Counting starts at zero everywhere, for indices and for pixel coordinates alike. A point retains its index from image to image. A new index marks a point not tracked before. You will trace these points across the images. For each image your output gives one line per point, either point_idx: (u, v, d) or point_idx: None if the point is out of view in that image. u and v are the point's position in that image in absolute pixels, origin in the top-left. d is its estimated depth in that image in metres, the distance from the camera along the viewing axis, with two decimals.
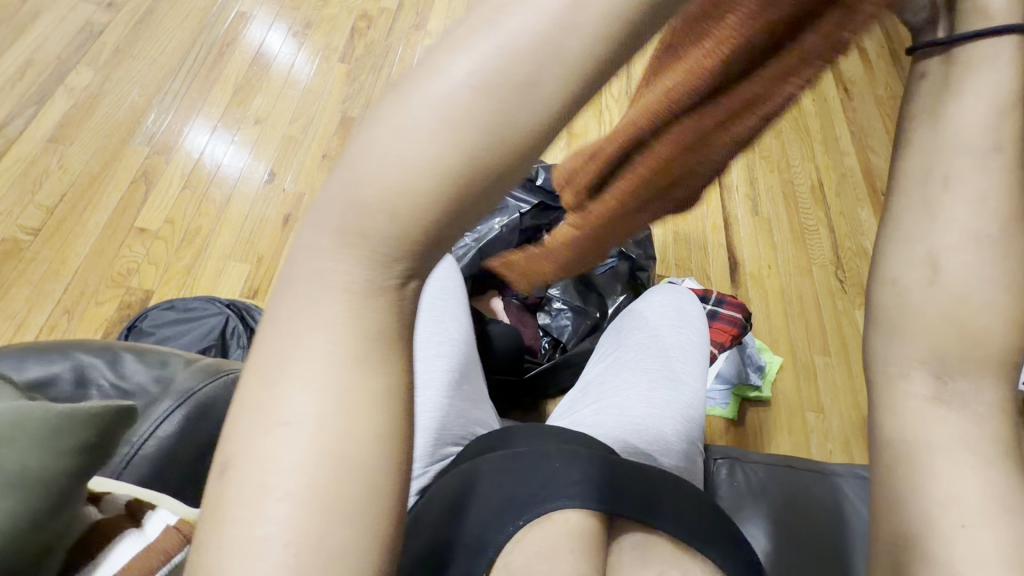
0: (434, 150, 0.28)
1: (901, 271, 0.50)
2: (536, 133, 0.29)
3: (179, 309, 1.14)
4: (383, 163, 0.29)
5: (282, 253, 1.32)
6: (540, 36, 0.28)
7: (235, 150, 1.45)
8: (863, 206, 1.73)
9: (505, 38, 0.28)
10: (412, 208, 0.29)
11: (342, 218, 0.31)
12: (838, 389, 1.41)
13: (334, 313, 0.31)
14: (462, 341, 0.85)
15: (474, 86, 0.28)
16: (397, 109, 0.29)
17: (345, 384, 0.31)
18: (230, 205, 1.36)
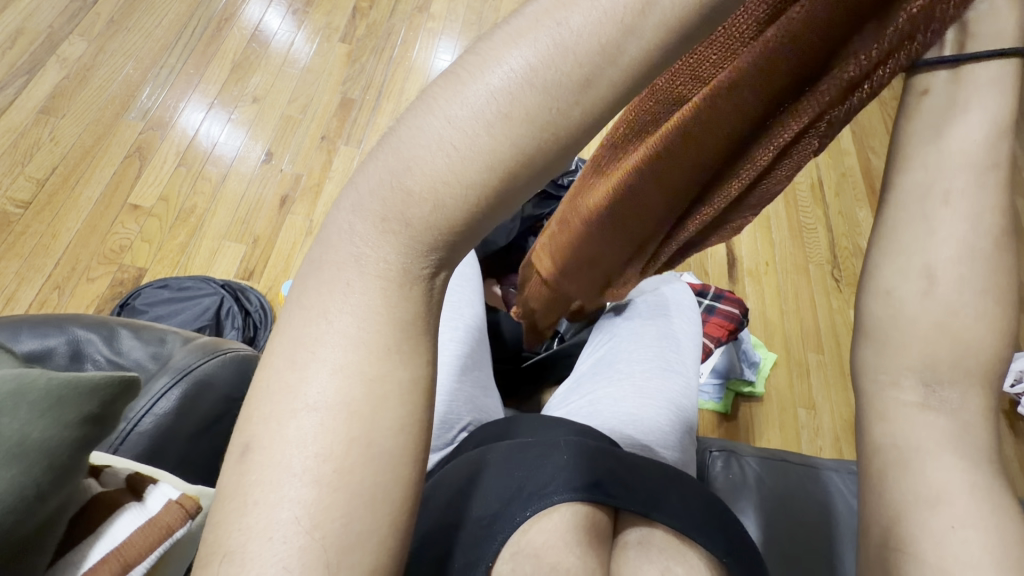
0: (475, 147, 0.31)
1: (897, 281, 0.49)
2: (568, 139, 0.32)
3: (174, 288, 1.12)
4: (430, 155, 0.32)
5: (278, 235, 1.30)
6: (576, 49, 0.30)
7: (232, 128, 1.42)
8: (861, 206, 1.74)
9: (544, 49, 0.31)
10: (454, 201, 0.32)
11: (385, 203, 0.33)
12: (830, 387, 1.42)
13: (368, 299, 0.33)
14: (475, 328, 0.84)
15: (516, 91, 0.31)
16: (445, 102, 0.32)
17: (375, 373, 0.32)
18: (226, 184, 1.34)
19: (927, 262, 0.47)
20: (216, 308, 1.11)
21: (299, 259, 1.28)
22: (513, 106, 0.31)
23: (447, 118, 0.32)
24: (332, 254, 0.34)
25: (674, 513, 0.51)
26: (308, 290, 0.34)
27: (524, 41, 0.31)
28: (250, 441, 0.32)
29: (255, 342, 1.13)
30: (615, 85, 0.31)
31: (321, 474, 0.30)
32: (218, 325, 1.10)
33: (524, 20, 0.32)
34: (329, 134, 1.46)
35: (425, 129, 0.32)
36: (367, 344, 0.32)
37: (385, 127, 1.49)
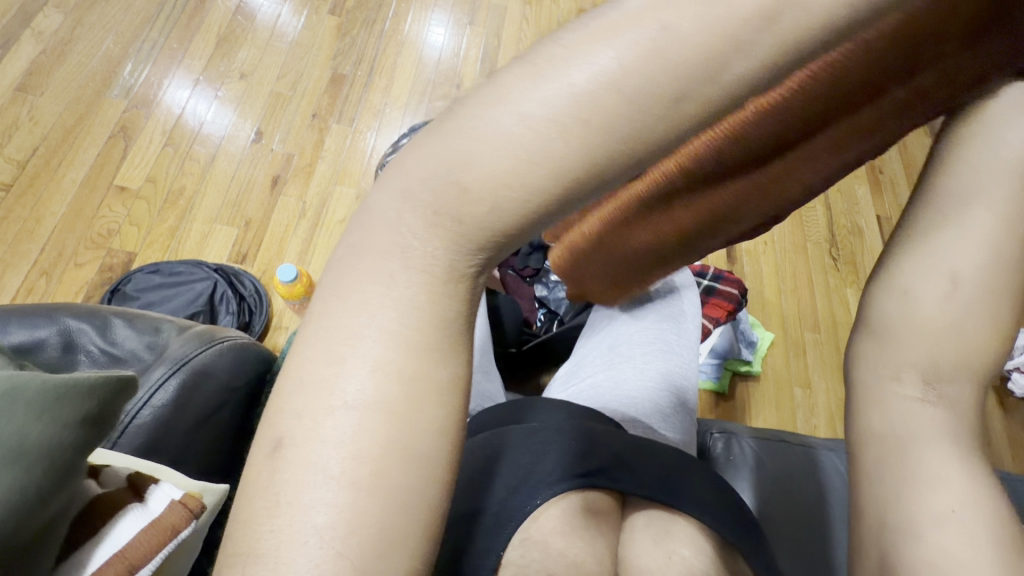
0: (545, 148, 0.29)
1: (920, 282, 0.48)
2: (645, 151, 0.29)
3: (165, 273, 1.10)
4: (489, 151, 0.29)
5: (271, 217, 1.27)
6: (669, 54, 0.28)
7: (220, 105, 1.37)
8: (860, 184, 1.73)
9: (632, 52, 0.28)
10: (510, 207, 0.30)
11: (437, 196, 0.31)
12: (826, 366, 1.43)
13: (409, 296, 0.32)
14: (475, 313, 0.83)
15: (597, 92, 0.28)
16: (517, 95, 0.29)
17: (410, 370, 0.31)
18: (215, 165, 1.30)
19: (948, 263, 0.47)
20: (209, 292, 1.09)
21: (292, 242, 1.25)
22: (592, 112, 0.28)
23: (520, 115, 0.29)
24: (376, 242, 0.32)
25: (680, 498, 0.51)
26: (342, 281, 0.33)
27: (616, 42, 0.28)
28: (284, 434, 0.30)
29: (251, 327, 1.11)
30: (706, 101, 0.29)
31: (357, 477, 0.29)
32: (212, 310, 1.08)
33: (621, 16, 0.29)
34: (320, 111, 1.41)
35: (490, 121, 0.30)
36: (402, 340, 0.31)
37: (378, 105, 1.45)
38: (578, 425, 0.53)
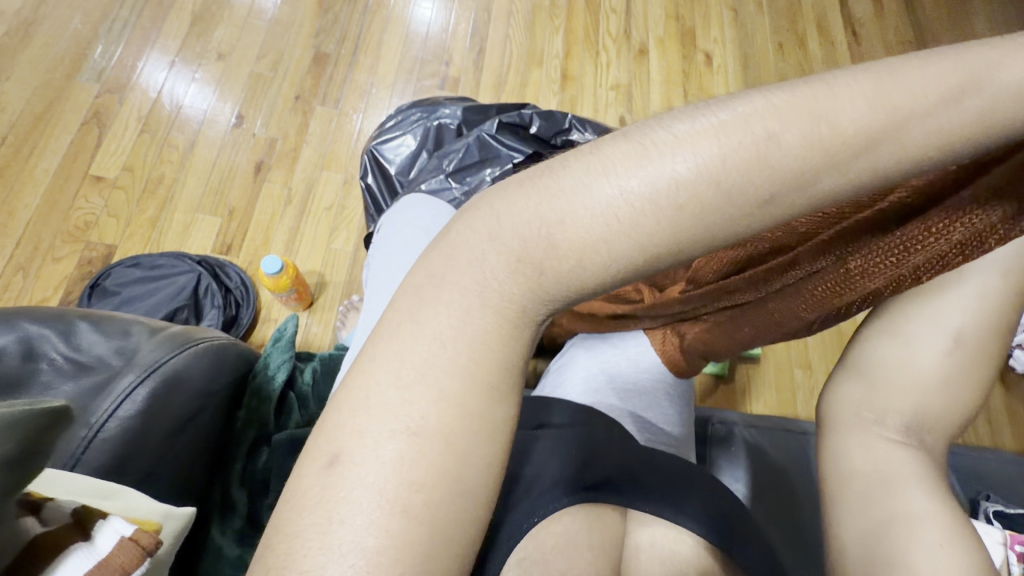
0: (640, 220, 0.32)
1: (921, 333, 0.54)
2: (720, 235, 0.33)
3: (146, 267, 1.06)
4: (589, 216, 0.33)
5: (255, 206, 1.22)
6: (765, 162, 0.32)
7: (197, 88, 1.31)
8: None
9: (734, 154, 0.32)
10: (594, 267, 0.33)
11: (524, 245, 0.34)
12: (827, 347, 1.41)
13: (477, 327, 0.34)
14: None
15: (692, 177, 0.32)
16: (619, 170, 0.33)
17: (457, 394, 0.33)
18: (195, 152, 1.25)
19: (947, 324, 0.53)
20: (193, 286, 1.05)
21: (279, 232, 1.21)
22: (687, 199, 0.32)
23: (620, 189, 0.32)
24: (457, 276, 0.35)
25: (686, 512, 0.50)
26: (416, 312, 0.34)
27: (722, 138, 0.32)
28: (340, 450, 0.32)
29: (238, 321, 1.08)
30: (791, 204, 0.33)
31: (411, 504, 0.30)
32: (197, 305, 1.05)
33: (732, 115, 0.33)
34: (304, 93, 1.35)
35: (597, 187, 0.33)
36: (467, 375, 0.33)
37: (364, 85, 1.39)
38: (578, 429, 0.51)
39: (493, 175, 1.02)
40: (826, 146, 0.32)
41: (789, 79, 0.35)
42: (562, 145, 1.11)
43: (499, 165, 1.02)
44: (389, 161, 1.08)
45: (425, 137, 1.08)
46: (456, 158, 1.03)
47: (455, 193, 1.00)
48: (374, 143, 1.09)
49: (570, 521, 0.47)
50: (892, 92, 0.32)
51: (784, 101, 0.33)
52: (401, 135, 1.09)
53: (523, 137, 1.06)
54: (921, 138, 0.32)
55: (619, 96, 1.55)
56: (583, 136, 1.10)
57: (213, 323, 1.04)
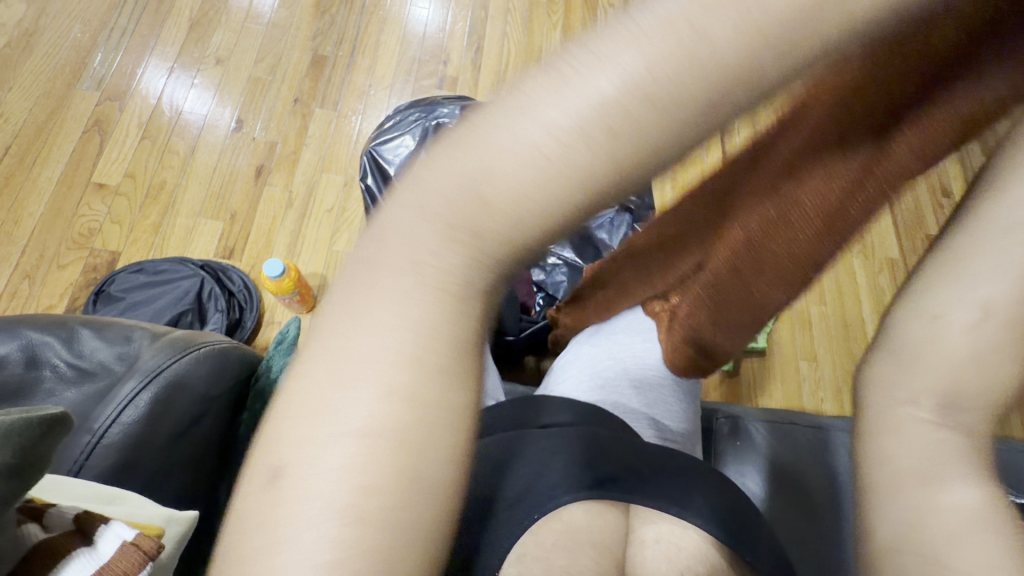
0: (573, 160, 0.25)
1: (950, 306, 0.38)
2: (672, 153, 0.25)
3: (149, 272, 1.06)
4: (512, 162, 0.25)
5: (256, 209, 1.23)
6: (701, 45, 0.23)
7: (197, 93, 1.32)
8: None
9: (665, 52, 0.24)
10: (533, 221, 0.25)
11: (453, 209, 0.26)
12: (832, 339, 1.41)
13: (415, 311, 0.27)
14: None
15: (625, 91, 0.24)
16: (540, 103, 0.25)
17: (414, 388, 0.27)
18: (195, 157, 1.25)
19: (984, 286, 0.36)
20: (196, 291, 1.06)
21: (280, 234, 1.22)
22: (623, 119, 0.24)
23: (543, 125, 0.25)
24: (387, 258, 0.28)
25: (689, 507, 0.50)
26: (349, 295, 0.28)
27: (645, 38, 0.24)
28: (284, 461, 0.26)
29: (242, 324, 1.09)
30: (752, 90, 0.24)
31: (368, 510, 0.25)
32: (200, 309, 1.05)
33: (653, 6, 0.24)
34: (303, 96, 1.36)
35: (549, 118, 0.24)
36: (417, 361, 0.27)
37: (362, 86, 1.40)
38: (580, 431, 0.51)
39: None
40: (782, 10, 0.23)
41: None
42: None
43: None
44: (388, 161, 1.08)
45: (424, 136, 1.08)
46: None
47: None
48: (373, 143, 1.09)
49: (571, 520, 0.47)
50: None
51: None
52: (399, 135, 1.08)
53: None
54: None
55: None
56: None
57: (217, 327, 1.05)
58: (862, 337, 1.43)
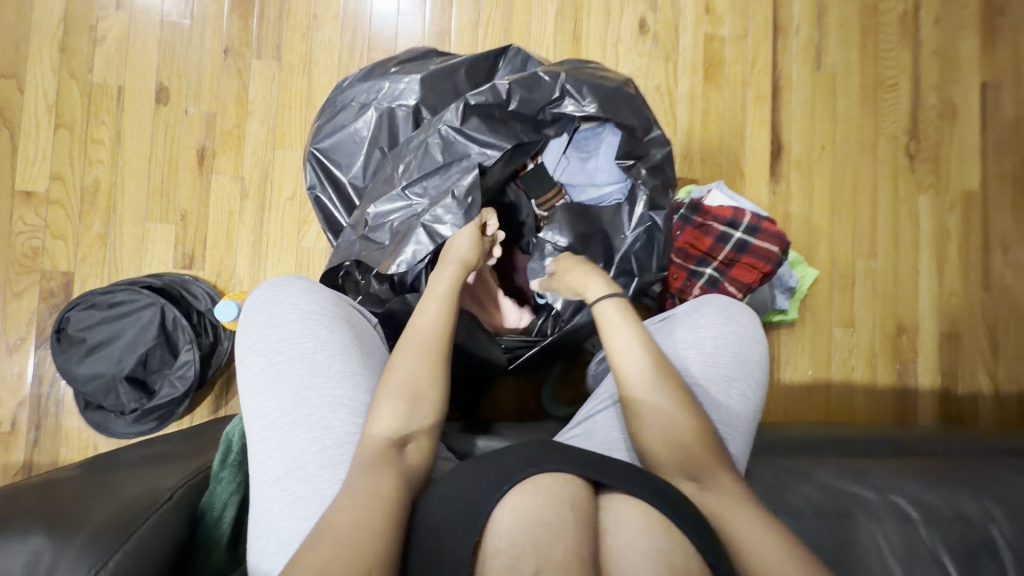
0: (276, 453, 0.61)
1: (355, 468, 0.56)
2: (298, 409, 0.62)
3: (104, 306, 0.96)
4: (282, 448, 0.61)
5: (209, 205, 1.07)
6: (292, 413, 0.62)
7: (117, 33, 1.08)
8: (967, 36, 1.33)
9: (281, 428, 0.62)
10: (277, 458, 0.60)
11: (273, 447, 0.61)
12: (878, 299, 1.27)
13: (269, 489, 0.59)
14: (297, 440, 0.61)
15: (278, 421, 0.62)
16: (267, 445, 0.62)
17: (265, 502, 0.59)
18: (126, 143, 1.06)
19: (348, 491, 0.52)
20: (159, 322, 0.96)
21: (241, 233, 1.07)
22: (279, 436, 0.61)
23: (277, 458, 0.60)
24: (263, 479, 0.60)
25: (646, 491, 0.53)
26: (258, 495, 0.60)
27: (283, 427, 0.62)
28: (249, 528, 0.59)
29: (219, 346, 1.01)
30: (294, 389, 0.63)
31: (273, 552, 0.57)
32: (169, 340, 0.97)
33: (271, 437, 0.62)
34: (234, 43, 1.10)
35: (277, 447, 0.61)
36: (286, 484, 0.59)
37: (306, 18, 1.12)
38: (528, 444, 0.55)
39: (459, 187, 0.79)
40: (322, 382, 0.63)
41: (297, 392, 0.63)
42: (552, 121, 0.85)
43: (466, 170, 0.79)
44: (337, 163, 0.86)
45: (379, 124, 0.84)
46: (413, 163, 0.80)
47: (409, 206, 0.80)
48: (311, 141, 0.87)
49: (530, 493, 0.50)
50: (301, 401, 0.62)
51: (278, 416, 0.62)
52: (345, 126, 0.85)
53: (499, 121, 0.81)
54: (308, 400, 0.62)
55: None
56: (581, 109, 0.82)
57: (192, 357, 0.96)
58: (910, 293, 1.29)
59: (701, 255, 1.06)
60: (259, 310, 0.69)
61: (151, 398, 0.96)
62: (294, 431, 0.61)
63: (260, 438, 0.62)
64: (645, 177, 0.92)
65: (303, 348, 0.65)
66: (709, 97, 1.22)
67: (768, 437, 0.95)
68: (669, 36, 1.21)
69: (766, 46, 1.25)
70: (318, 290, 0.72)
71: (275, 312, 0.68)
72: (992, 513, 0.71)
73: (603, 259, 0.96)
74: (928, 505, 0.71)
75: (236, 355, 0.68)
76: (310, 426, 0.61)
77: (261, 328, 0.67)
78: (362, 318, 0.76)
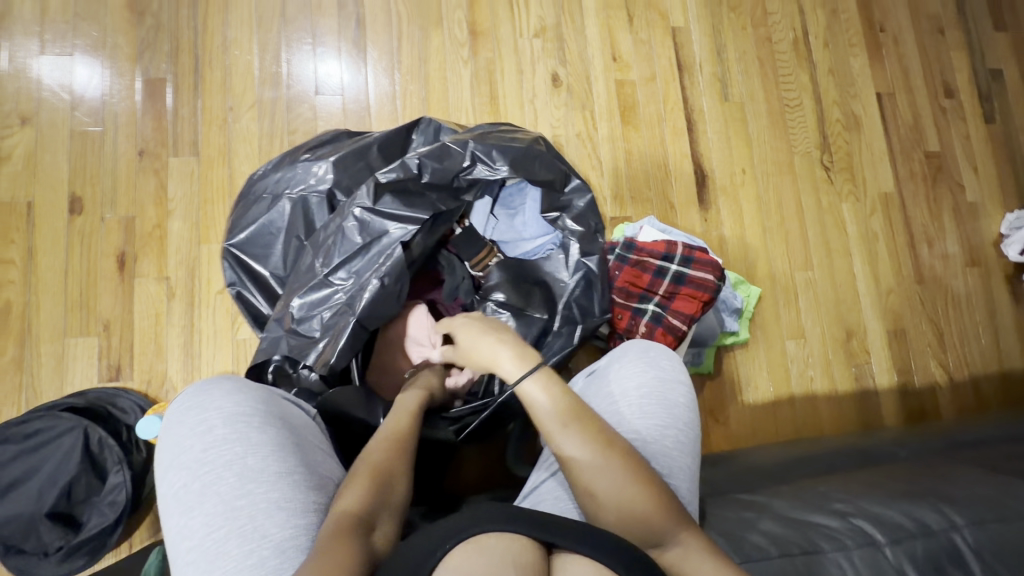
0: (203, 574, 0.55)
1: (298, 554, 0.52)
2: (228, 519, 0.57)
3: (20, 438, 0.89)
4: (210, 569, 0.54)
5: (133, 312, 1.02)
6: (221, 525, 0.56)
7: (22, 150, 1.05)
8: (856, 54, 1.44)
9: (210, 544, 0.56)
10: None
11: (200, 569, 0.55)
12: (822, 307, 1.30)
13: None
14: (229, 556, 0.55)
15: (206, 537, 0.56)
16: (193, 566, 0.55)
17: None
18: (38, 260, 1.02)
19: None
20: (83, 446, 0.89)
21: (170, 335, 1.03)
22: (206, 554, 0.55)
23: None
24: None
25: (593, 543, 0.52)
26: None
27: (211, 543, 0.56)
28: None
29: (153, 462, 0.94)
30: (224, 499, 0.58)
31: None
32: (95, 464, 0.90)
33: (199, 556, 0.56)
34: (148, 145, 1.09)
35: (203, 568, 0.55)
36: None
37: (221, 112, 1.13)
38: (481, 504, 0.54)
39: (382, 266, 0.78)
40: (256, 485, 0.59)
41: (228, 501, 0.58)
42: (469, 186, 0.85)
43: (387, 248, 0.78)
44: (256, 258, 0.84)
45: (292, 213, 0.83)
46: (332, 247, 0.78)
47: (335, 292, 0.78)
48: (227, 239, 0.85)
49: (474, 556, 0.48)
50: (231, 511, 0.57)
51: (206, 531, 0.56)
52: (259, 221, 0.83)
53: (414, 195, 0.80)
54: (239, 508, 0.57)
55: (549, 47, 1.27)
56: (494, 172, 0.83)
57: (123, 479, 0.90)
58: (852, 297, 1.32)
59: (642, 292, 1.07)
60: (182, 417, 0.64)
61: (78, 531, 0.88)
62: (226, 546, 0.55)
63: (186, 560, 0.55)
64: (572, 227, 0.94)
65: (232, 452, 0.60)
66: (629, 138, 1.27)
67: (735, 468, 0.93)
68: (582, 87, 1.26)
69: (674, 85, 1.31)
70: (247, 387, 0.68)
71: (201, 417, 0.63)
72: (953, 520, 0.70)
73: (544, 311, 0.93)
74: (889, 524, 0.70)
75: (156, 473, 0.62)
76: (245, 538, 0.56)
77: (184, 436, 0.62)
78: (297, 410, 0.72)
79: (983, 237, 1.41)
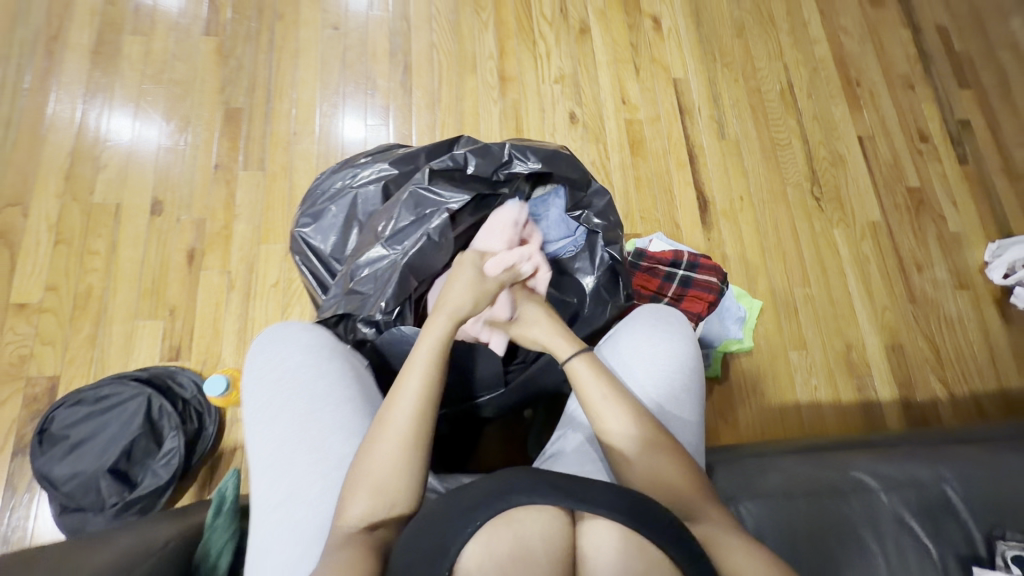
0: (277, 476, 0.64)
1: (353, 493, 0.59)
2: (298, 436, 0.66)
3: (90, 401, 0.98)
4: (283, 473, 0.64)
5: (197, 299, 1.15)
6: (293, 439, 0.65)
7: (116, 160, 1.23)
8: (837, 102, 1.64)
9: (283, 454, 0.65)
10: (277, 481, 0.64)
11: (275, 472, 0.65)
12: (821, 321, 1.39)
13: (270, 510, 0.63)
14: (297, 466, 0.64)
15: (279, 448, 0.65)
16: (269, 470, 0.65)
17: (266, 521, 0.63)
18: (120, 251, 1.16)
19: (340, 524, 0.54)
20: (145, 411, 0.98)
21: (227, 321, 1.14)
22: (280, 462, 0.65)
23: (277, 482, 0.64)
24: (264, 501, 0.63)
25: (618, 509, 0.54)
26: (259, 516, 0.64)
27: (284, 453, 0.65)
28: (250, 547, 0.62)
29: (203, 432, 1.03)
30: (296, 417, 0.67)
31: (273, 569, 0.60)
32: (154, 430, 0.98)
33: (274, 463, 0.65)
34: (223, 159, 1.26)
35: (277, 472, 0.64)
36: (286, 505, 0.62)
37: (286, 134, 1.31)
38: (509, 471, 0.56)
39: (430, 231, 0.90)
40: (323, 408, 0.67)
41: (300, 419, 0.66)
42: (506, 180, 0.99)
43: (434, 218, 0.91)
44: (321, 237, 0.98)
45: (355, 200, 0.98)
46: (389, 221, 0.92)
47: (387, 253, 0.90)
48: (297, 225, 0.99)
49: (501, 530, 0.52)
50: (302, 428, 0.66)
51: (280, 443, 0.66)
52: (326, 206, 0.98)
53: (461, 181, 0.95)
54: (308, 426, 0.66)
55: (567, 91, 1.47)
56: (527, 165, 0.98)
57: (176, 444, 0.98)
58: (849, 313, 1.42)
59: (652, 294, 1.18)
60: (264, 347, 0.73)
61: (133, 490, 0.95)
62: (295, 457, 0.64)
63: (263, 465, 0.65)
64: (596, 222, 1.04)
65: (303, 379, 0.69)
66: (638, 166, 1.43)
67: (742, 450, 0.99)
68: (596, 123, 1.45)
69: (677, 124, 1.50)
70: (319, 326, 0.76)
71: (281, 347, 0.72)
72: (944, 475, 0.75)
73: (575, 297, 1.05)
74: (885, 475, 0.75)
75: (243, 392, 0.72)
76: (310, 451, 0.65)
77: (265, 363, 0.71)
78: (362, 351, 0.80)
79: (968, 262, 1.52)
